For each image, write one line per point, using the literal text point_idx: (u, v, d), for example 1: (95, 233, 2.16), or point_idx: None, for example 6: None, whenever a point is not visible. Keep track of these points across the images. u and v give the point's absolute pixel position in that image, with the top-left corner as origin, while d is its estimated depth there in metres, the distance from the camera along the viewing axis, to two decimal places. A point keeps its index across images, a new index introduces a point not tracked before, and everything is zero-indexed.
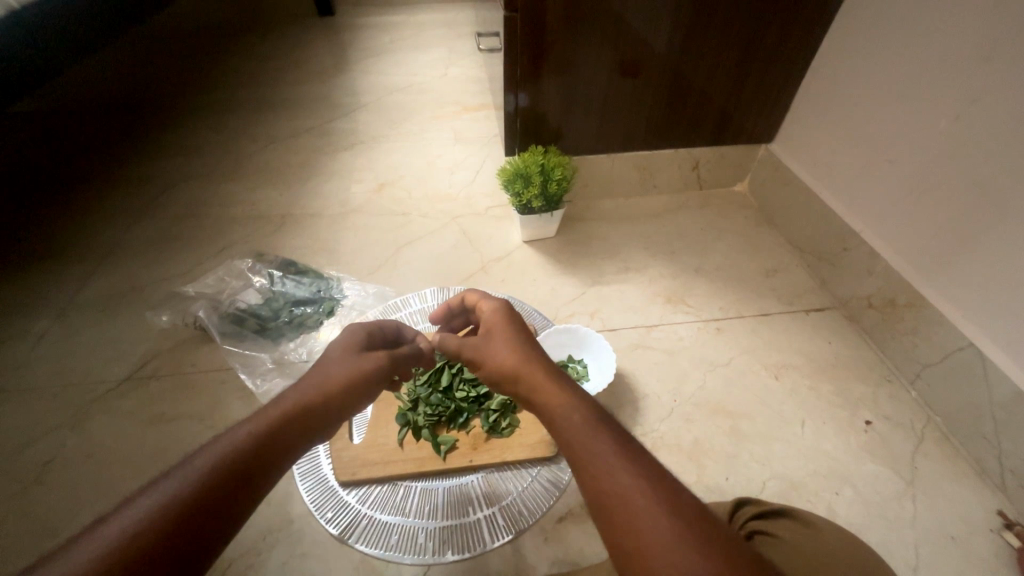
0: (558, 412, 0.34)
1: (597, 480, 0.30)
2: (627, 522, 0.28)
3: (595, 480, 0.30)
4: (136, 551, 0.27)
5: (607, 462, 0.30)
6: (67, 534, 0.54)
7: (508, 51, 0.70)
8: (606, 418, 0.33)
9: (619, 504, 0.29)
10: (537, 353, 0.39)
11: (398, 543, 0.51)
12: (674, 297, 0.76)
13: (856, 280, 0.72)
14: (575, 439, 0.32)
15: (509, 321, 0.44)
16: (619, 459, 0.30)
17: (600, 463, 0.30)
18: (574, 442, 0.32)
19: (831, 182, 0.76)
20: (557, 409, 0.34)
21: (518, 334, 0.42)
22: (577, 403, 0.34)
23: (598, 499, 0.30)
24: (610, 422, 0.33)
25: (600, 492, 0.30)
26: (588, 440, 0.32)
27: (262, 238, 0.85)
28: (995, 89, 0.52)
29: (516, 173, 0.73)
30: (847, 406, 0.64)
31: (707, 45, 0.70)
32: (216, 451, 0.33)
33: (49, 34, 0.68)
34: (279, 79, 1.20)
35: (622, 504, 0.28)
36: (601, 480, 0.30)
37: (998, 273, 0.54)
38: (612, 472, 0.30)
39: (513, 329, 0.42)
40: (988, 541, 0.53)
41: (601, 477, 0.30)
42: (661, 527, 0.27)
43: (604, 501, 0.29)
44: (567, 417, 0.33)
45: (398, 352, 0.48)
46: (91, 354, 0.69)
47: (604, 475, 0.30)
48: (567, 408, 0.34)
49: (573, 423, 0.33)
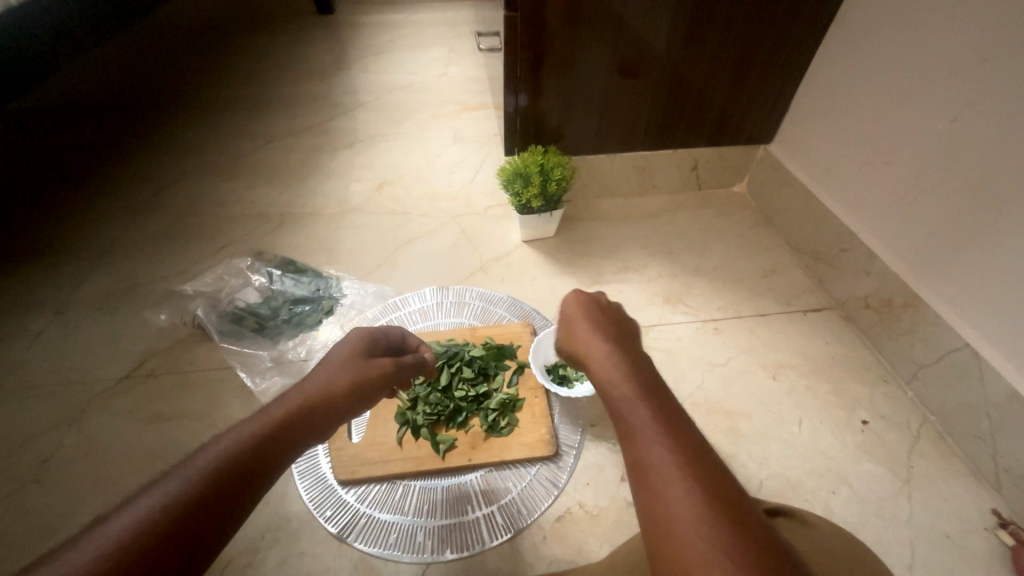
0: (609, 383, 0.35)
1: (635, 450, 0.31)
2: (657, 493, 0.28)
3: (633, 450, 0.31)
4: (135, 551, 0.27)
5: (648, 436, 0.31)
6: (65, 532, 0.54)
7: (508, 51, 0.70)
8: (656, 393, 0.34)
9: (652, 475, 0.29)
10: (608, 335, 0.40)
11: (397, 542, 0.51)
12: (672, 297, 0.76)
13: (853, 281, 0.72)
14: (620, 409, 0.33)
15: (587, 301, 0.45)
16: (657, 432, 0.31)
17: (640, 434, 0.31)
18: (619, 411, 0.33)
19: (829, 183, 0.76)
20: (611, 381, 0.35)
21: (592, 314, 0.43)
22: (628, 378, 0.35)
23: (633, 466, 0.30)
24: (656, 397, 0.33)
25: (637, 462, 0.30)
26: (631, 413, 0.32)
27: (262, 237, 0.85)
28: (991, 93, 0.53)
29: (516, 173, 0.73)
30: (844, 406, 0.64)
31: (706, 47, 0.71)
32: (220, 448, 0.33)
33: (47, 31, 0.68)
34: (278, 77, 1.20)
35: (655, 476, 0.29)
36: (638, 451, 0.30)
37: (994, 275, 0.55)
38: (648, 445, 0.30)
39: (588, 309, 0.44)
40: (982, 539, 0.53)
41: (638, 447, 0.30)
42: (689, 503, 0.27)
43: (640, 471, 0.30)
44: (617, 389, 0.34)
45: (400, 360, 0.49)
46: (89, 353, 0.69)
47: (641, 447, 0.30)
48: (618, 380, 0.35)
49: (620, 396, 0.34)
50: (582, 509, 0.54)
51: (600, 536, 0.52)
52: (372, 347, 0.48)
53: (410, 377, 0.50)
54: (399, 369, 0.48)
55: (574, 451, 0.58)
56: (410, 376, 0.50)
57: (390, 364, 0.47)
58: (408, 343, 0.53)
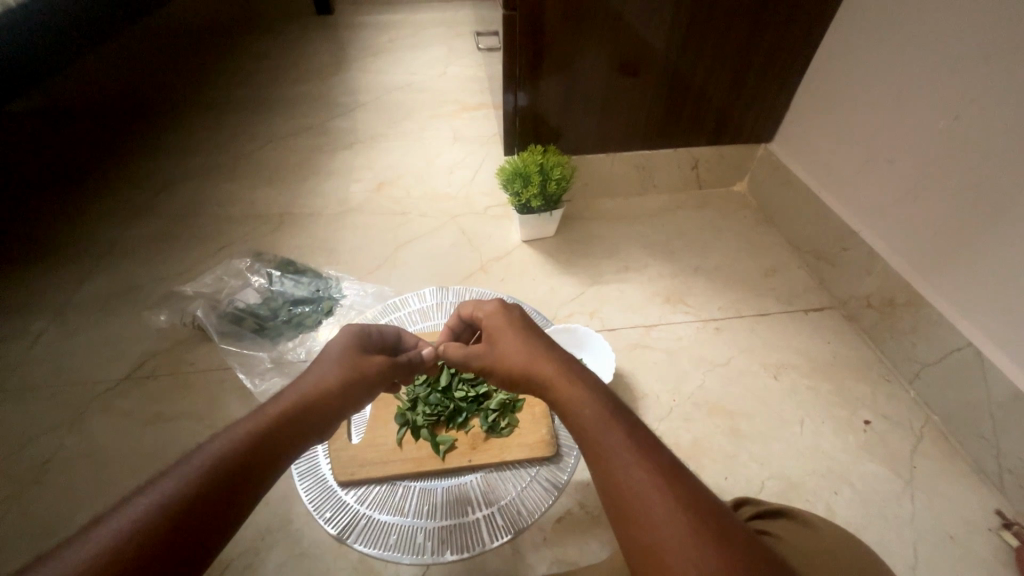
0: (573, 403, 0.34)
1: (611, 474, 0.30)
2: (640, 517, 0.28)
3: (609, 475, 0.30)
4: (133, 552, 0.27)
5: (621, 457, 0.30)
6: (64, 533, 0.53)
7: (506, 51, 0.70)
8: (621, 413, 0.33)
9: (632, 499, 0.29)
10: (546, 352, 0.39)
11: (397, 543, 0.51)
12: (673, 297, 0.76)
13: (855, 280, 0.72)
14: (590, 433, 0.32)
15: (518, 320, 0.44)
16: (632, 455, 0.30)
17: (616, 458, 0.30)
18: (589, 435, 0.32)
19: (830, 182, 0.76)
20: (573, 403, 0.34)
21: (531, 333, 0.42)
22: (589, 398, 0.34)
23: (610, 492, 0.30)
24: (621, 415, 0.33)
25: (614, 488, 0.30)
26: (602, 436, 0.32)
27: (262, 237, 0.85)
28: (992, 90, 0.53)
29: (516, 173, 0.73)
30: (847, 406, 0.64)
31: (706, 46, 0.70)
32: (214, 449, 0.33)
33: (46, 32, 0.67)
34: (278, 78, 1.20)
35: (636, 499, 0.28)
36: (614, 475, 0.30)
37: (997, 274, 0.54)
38: (625, 469, 0.30)
39: (523, 329, 0.42)
40: (986, 540, 0.53)
41: (613, 471, 0.30)
42: (673, 524, 0.27)
43: (618, 496, 0.29)
44: (584, 411, 0.33)
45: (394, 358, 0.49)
46: (89, 354, 0.69)
47: (619, 470, 0.30)
48: (583, 399, 0.34)
49: (587, 417, 0.33)
50: (582, 510, 0.55)
51: (600, 539, 0.53)
52: (366, 344, 0.48)
53: (405, 374, 0.50)
54: (394, 368, 0.48)
55: (574, 451, 0.57)
56: (406, 373, 0.50)
57: (384, 362, 0.46)
58: (404, 342, 0.53)
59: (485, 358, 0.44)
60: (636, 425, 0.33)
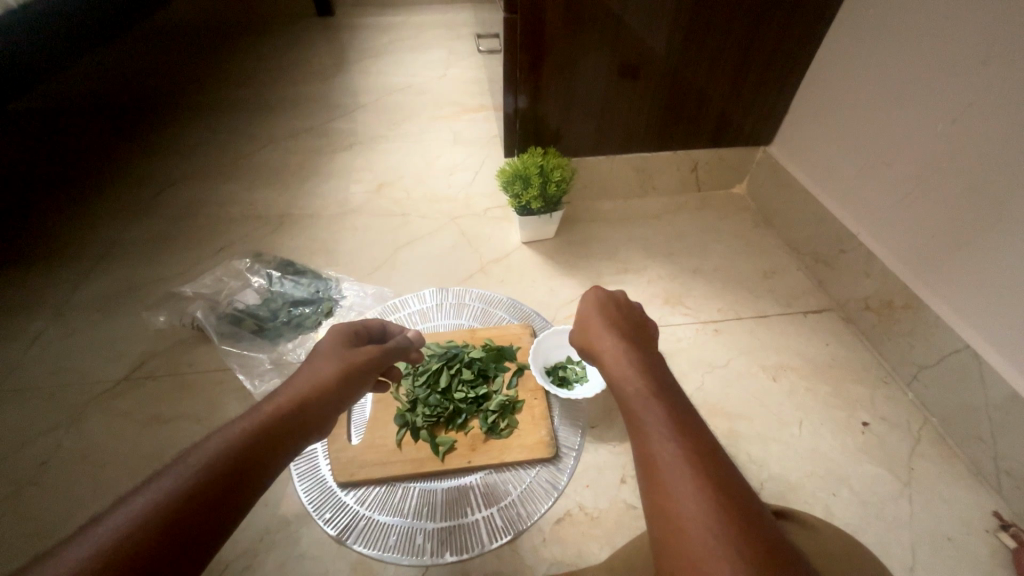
0: (624, 379, 0.36)
1: (645, 446, 0.31)
2: (666, 489, 0.29)
3: (643, 446, 0.31)
4: (132, 548, 0.27)
5: (659, 432, 0.31)
6: (62, 533, 0.53)
7: (508, 52, 0.70)
8: (671, 392, 0.34)
9: (661, 471, 0.29)
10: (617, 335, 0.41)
11: (397, 544, 0.51)
12: (672, 299, 0.76)
13: (853, 282, 0.72)
14: (631, 405, 0.34)
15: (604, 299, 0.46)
16: (670, 432, 0.31)
17: (653, 432, 0.31)
18: (631, 407, 0.34)
19: (829, 185, 0.76)
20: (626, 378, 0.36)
21: (608, 312, 0.44)
22: (641, 375, 0.35)
23: (642, 462, 0.31)
24: (668, 394, 0.34)
25: (646, 459, 0.31)
26: (645, 410, 0.33)
27: (261, 238, 0.85)
28: (990, 94, 0.53)
29: (516, 174, 0.73)
30: (845, 407, 0.64)
31: (705, 49, 0.71)
32: (211, 446, 0.33)
33: (46, 32, 0.68)
34: (278, 80, 1.20)
35: (664, 472, 0.29)
36: (649, 447, 0.31)
37: (994, 276, 0.55)
38: (659, 442, 0.31)
39: (601, 310, 0.44)
40: (983, 541, 0.53)
41: (649, 442, 0.31)
42: (696, 500, 0.27)
43: (647, 467, 0.30)
44: (631, 388, 0.35)
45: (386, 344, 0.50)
46: (87, 355, 0.69)
47: (654, 443, 0.31)
48: (632, 376, 0.35)
49: (632, 392, 0.34)
50: (582, 511, 0.54)
51: (599, 539, 0.52)
52: (354, 338, 0.49)
53: (397, 358, 0.51)
54: (386, 355, 0.49)
55: (573, 453, 0.58)
56: (398, 359, 0.51)
57: (375, 350, 0.47)
58: (388, 331, 0.54)
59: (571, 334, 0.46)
60: (679, 404, 0.34)
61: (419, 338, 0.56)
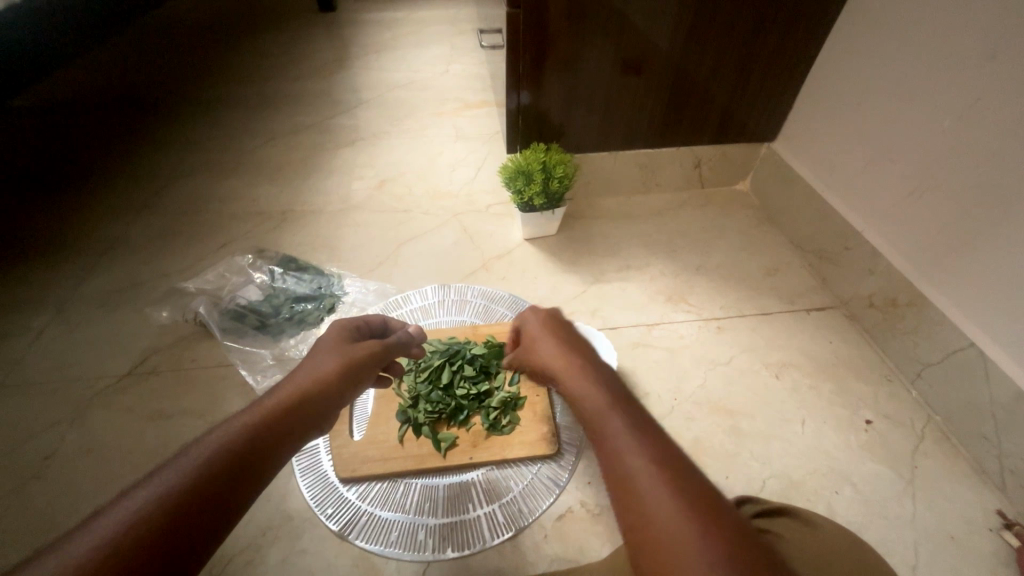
0: (583, 395, 0.35)
1: (612, 461, 0.30)
2: (636, 502, 0.28)
3: (610, 461, 0.30)
4: (133, 544, 0.27)
5: (622, 443, 0.31)
6: (65, 528, 0.54)
7: (510, 48, 0.70)
8: (629, 401, 0.34)
9: (630, 484, 0.29)
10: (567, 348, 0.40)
11: (398, 540, 0.51)
12: (675, 296, 0.76)
13: (857, 280, 0.72)
14: (592, 420, 0.33)
15: (550, 318, 0.45)
16: (633, 442, 0.30)
17: (617, 445, 0.31)
18: (593, 423, 0.33)
19: (833, 182, 0.76)
20: (583, 392, 0.35)
21: (555, 331, 0.43)
22: (599, 388, 0.35)
23: (610, 476, 0.30)
24: (628, 406, 0.33)
25: (614, 475, 0.30)
26: (605, 422, 0.32)
27: (264, 234, 0.85)
28: (997, 90, 0.52)
29: (518, 171, 0.73)
30: (847, 405, 0.64)
31: (709, 45, 0.70)
32: (211, 443, 0.33)
33: (49, 28, 0.68)
34: (279, 75, 1.20)
35: (634, 486, 0.29)
36: (616, 461, 0.30)
37: (1000, 274, 0.54)
38: (624, 455, 0.30)
39: (549, 328, 0.44)
40: (987, 540, 0.53)
41: (615, 456, 0.30)
42: (671, 506, 0.27)
43: (617, 481, 0.30)
44: (589, 401, 0.34)
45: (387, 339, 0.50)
46: (90, 350, 0.69)
47: (619, 456, 0.30)
48: (589, 392, 0.35)
49: (592, 406, 0.34)
50: (584, 508, 0.54)
51: (601, 536, 0.52)
52: (355, 335, 0.49)
53: (399, 353, 0.51)
54: (387, 350, 0.49)
55: (573, 450, 0.58)
56: (399, 354, 0.51)
57: (376, 345, 0.47)
58: (390, 327, 0.54)
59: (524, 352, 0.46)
60: (640, 415, 0.33)
61: (419, 334, 0.56)
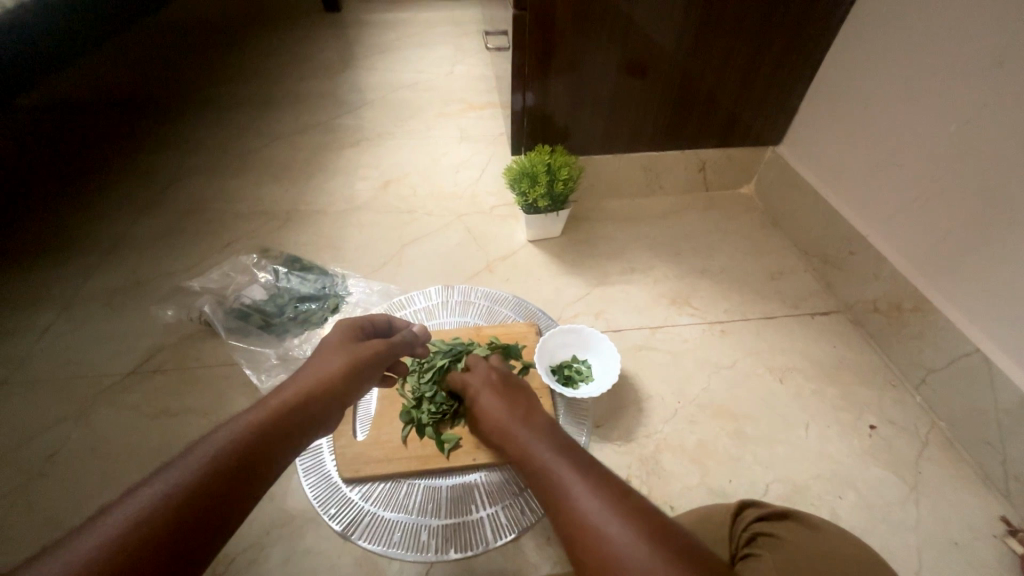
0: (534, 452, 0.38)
1: (566, 501, 0.33)
2: (591, 534, 0.30)
3: (564, 503, 0.33)
4: (140, 541, 0.27)
5: (572, 486, 0.33)
6: (68, 525, 0.54)
7: (515, 50, 0.70)
8: (576, 452, 0.37)
9: (584, 520, 0.31)
10: (512, 412, 0.44)
11: (401, 540, 0.51)
12: (679, 299, 0.76)
13: (862, 284, 0.72)
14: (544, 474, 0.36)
15: (495, 379, 0.48)
16: (583, 482, 0.34)
17: (568, 489, 0.33)
18: (545, 476, 0.36)
19: (838, 187, 0.75)
20: (533, 449, 0.39)
21: (501, 394, 0.46)
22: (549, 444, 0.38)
23: (565, 523, 0.32)
24: (575, 455, 0.37)
25: (569, 516, 0.32)
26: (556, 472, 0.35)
27: (268, 234, 0.85)
28: (1004, 94, 0.52)
29: (523, 173, 0.73)
30: (851, 410, 0.64)
31: (715, 49, 0.70)
32: (216, 442, 0.33)
33: (57, 27, 0.68)
34: (285, 75, 1.20)
35: (588, 521, 0.31)
36: (569, 501, 0.33)
37: (1006, 279, 0.54)
38: (575, 496, 0.33)
39: (495, 390, 0.47)
40: (991, 547, 0.53)
41: (568, 499, 0.33)
42: (626, 534, 0.29)
43: (573, 526, 0.31)
44: (540, 457, 0.38)
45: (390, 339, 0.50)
46: (95, 348, 0.69)
47: (571, 499, 0.33)
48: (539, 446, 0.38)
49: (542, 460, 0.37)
50: None
51: None
52: (358, 335, 0.49)
53: (404, 351, 0.51)
54: (391, 349, 0.48)
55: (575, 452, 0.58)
56: (403, 352, 0.51)
57: (379, 345, 0.47)
58: (395, 325, 0.54)
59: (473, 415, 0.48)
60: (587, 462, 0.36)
61: (424, 331, 0.56)
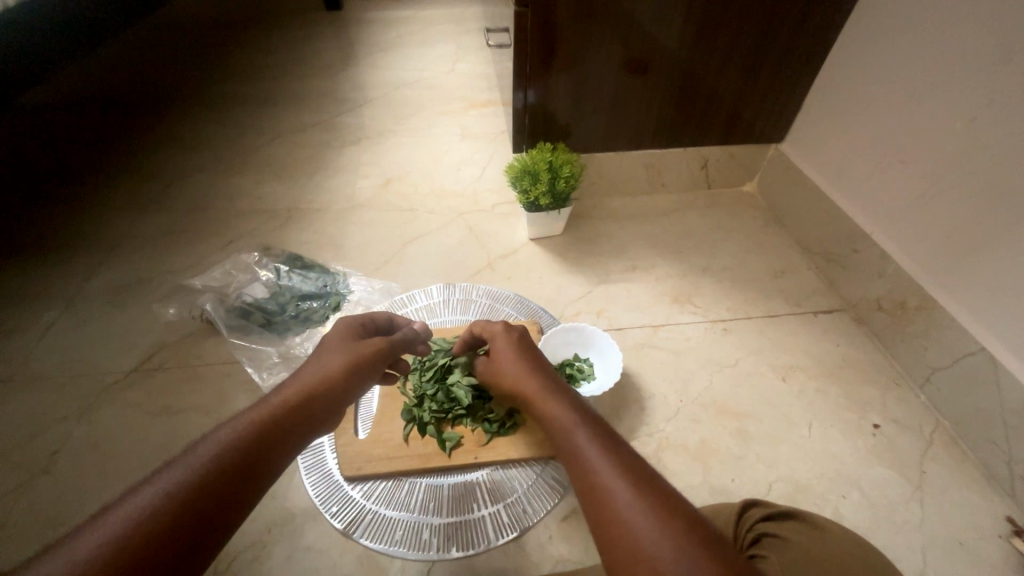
0: (551, 415, 0.38)
1: (580, 465, 0.33)
2: (603, 499, 0.30)
3: (578, 468, 0.33)
4: (141, 541, 0.27)
5: (587, 452, 0.33)
6: (70, 523, 0.54)
7: (517, 47, 0.69)
8: (592, 417, 0.37)
9: (597, 486, 0.31)
10: (533, 369, 0.43)
11: (403, 538, 0.51)
12: (681, 297, 0.76)
13: (866, 282, 0.71)
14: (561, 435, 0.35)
15: (515, 341, 0.48)
16: (597, 449, 0.33)
17: (584, 454, 0.33)
18: (562, 439, 0.35)
19: (842, 185, 0.75)
20: (550, 410, 0.38)
21: (520, 354, 0.46)
22: (566, 408, 0.38)
23: (579, 485, 0.32)
24: (592, 421, 0.36)
25: (582, 481, 0.32)
26: (572, 437, 0.35)
27: (269, 232, 0.85)
28: (1009, 92, 0.52)
29: (525, 171, 0.73)
30: (855, 409, 0.63)
31: (717, 46, 0.70)
32: (220, 438, 0.33)
33: (58, 25, 0.68)
34: (286, 73, 1.20)
35: (602, 486, 0.31)
36: (583, 466, 0.32)
37: (1012, 278, 0.54)
38: (590, 461, 0.32)
39: (515, 350, 0.46)
40: (996, 546, 0.53)
41: (583, 463, 0.33)
42: (634, 504, 0.29)
43: (586, 490, 0.31)
44: (557, 418, 0.37)
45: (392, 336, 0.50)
46: (96, 346, 0.69)
47: (586, 465, 0.32)
48: (557, 411, 0.38)
49: (559, 422, 0.36)
50: None
51: None
52: (361, 330, 0.49)
53: (405, 349, 0.51)
54: (392, 346, 0.48)
55: None
56: (405, 350, 0.51)
57: (381, 341, 0.47)
58: (396, 323, 0.54)
59: (492, 372, 0.48)
60: (603, 428, 0.36)
61: (425, 330, 0.56)
